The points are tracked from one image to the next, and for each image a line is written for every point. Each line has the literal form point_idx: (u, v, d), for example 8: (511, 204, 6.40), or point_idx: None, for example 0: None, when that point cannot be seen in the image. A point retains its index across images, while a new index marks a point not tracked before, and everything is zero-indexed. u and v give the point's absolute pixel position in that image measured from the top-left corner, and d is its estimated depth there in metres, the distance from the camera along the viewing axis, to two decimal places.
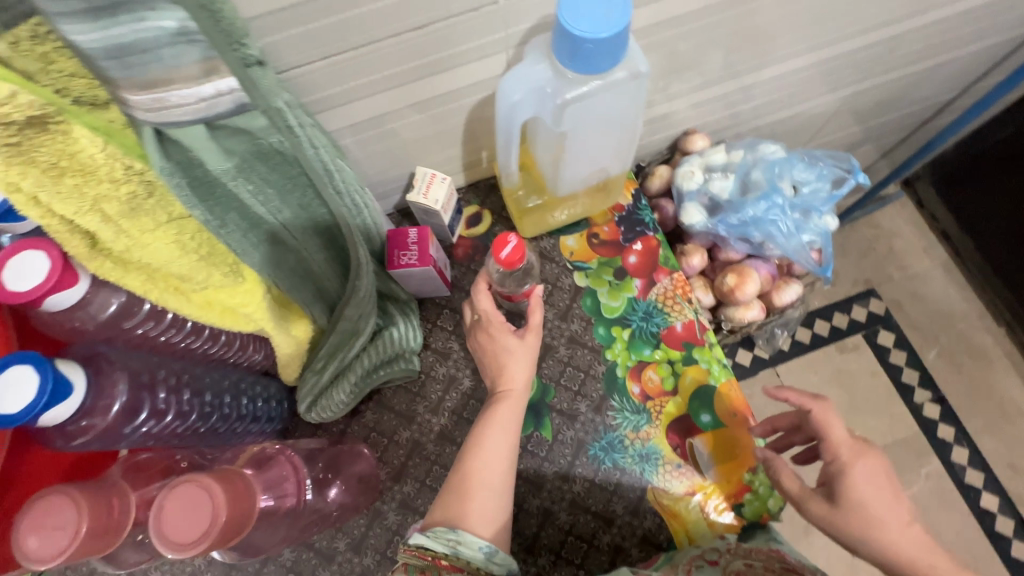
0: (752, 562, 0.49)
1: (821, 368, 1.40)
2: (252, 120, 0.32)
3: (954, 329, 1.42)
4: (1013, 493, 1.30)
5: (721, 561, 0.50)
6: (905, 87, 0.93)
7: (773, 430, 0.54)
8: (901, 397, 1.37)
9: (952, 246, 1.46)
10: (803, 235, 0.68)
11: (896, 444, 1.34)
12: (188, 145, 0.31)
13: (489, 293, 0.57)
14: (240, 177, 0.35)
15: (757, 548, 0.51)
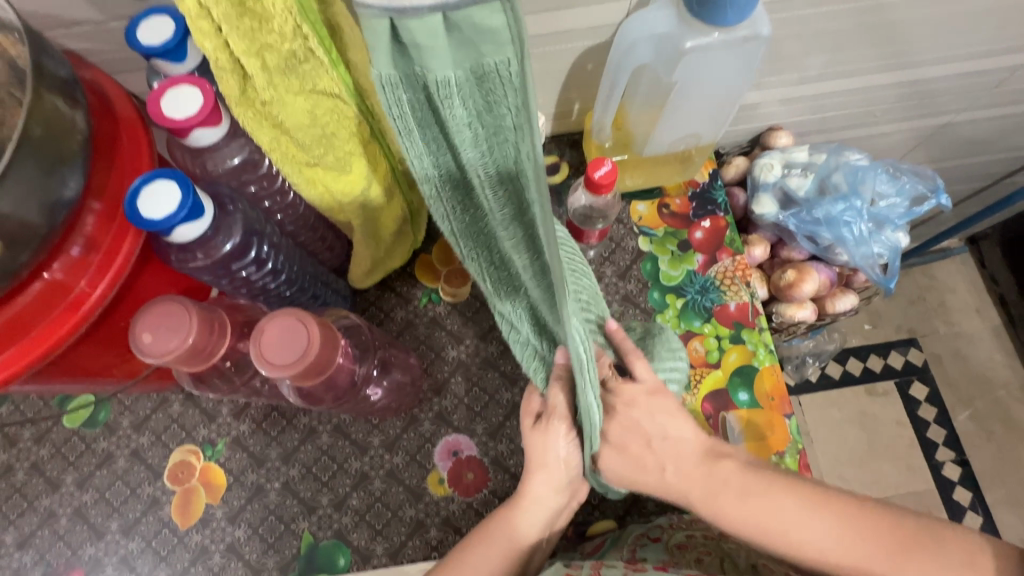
0: (693, 533, 0.54)
1: (844, 405, 1.39)
2: (490, 16, 0.21)
3: (992, 395, 1.38)
4: None
5: (663, 537, 0.53)
6: (1000, 131, 0.91)
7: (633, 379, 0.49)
8: (922, 451, 1.35)
9: (1007, 311, 1.42)
10: (873, 245, 0.69)
11: (906, 495, 1.31)
12: (414, 43, 0.22)
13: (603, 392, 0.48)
14: (454, 99, 0.24)
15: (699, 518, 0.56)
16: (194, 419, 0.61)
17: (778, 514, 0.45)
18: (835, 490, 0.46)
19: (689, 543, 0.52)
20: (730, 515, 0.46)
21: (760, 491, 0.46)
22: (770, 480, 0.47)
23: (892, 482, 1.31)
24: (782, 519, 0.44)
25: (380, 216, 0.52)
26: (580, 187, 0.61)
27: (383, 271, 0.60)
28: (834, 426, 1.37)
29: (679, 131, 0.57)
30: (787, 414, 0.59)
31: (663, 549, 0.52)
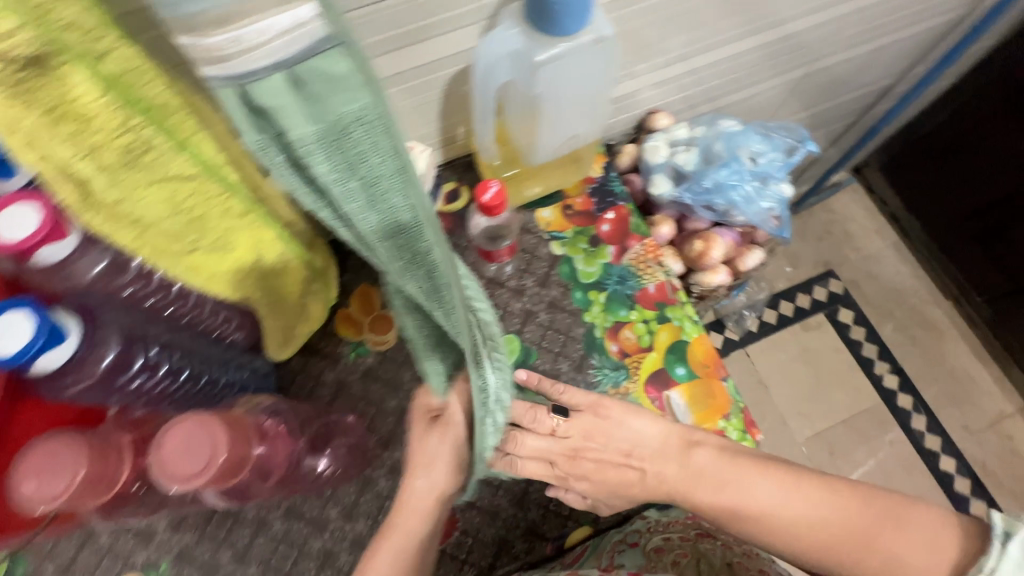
0: (670, 536, 0.58)
1: (787, 346, 1.47)
2: (336, 65, 0.23)
3: (907, 304, 1.51)
4: (968, 455, 1.39)
5: (640, 541, 0.57)
6: (851, 70, 1.00)
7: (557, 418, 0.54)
8: (862, 370, 1.45)
9: (899, 227, 1.56)
10: (763, 201, 0.74)
11: (860, 413, 1.41)
12: (265, 106, 0.24)
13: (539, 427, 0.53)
14: (318, 155, 0.26)
15: (674, 519, 0.60)
16: (127, 545, 0.55)
17: (754, 494, 0.49)
18: (813, 472, 0.50)
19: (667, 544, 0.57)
20: (709, 503, 0.51)
21: (726, 478, 0.50)
22: (756, 463, 0.51)
23: (845, 406, 1.41)
24: (751, 498, 0.49)
25: (281, 281, 0.51)
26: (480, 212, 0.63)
27: (303, 334, 0.58)
28: (782, 368, 1.45)
29: (560, 137, 0.59)
30: (723, 377, 0.62)
31: (641, 554, 0.56)
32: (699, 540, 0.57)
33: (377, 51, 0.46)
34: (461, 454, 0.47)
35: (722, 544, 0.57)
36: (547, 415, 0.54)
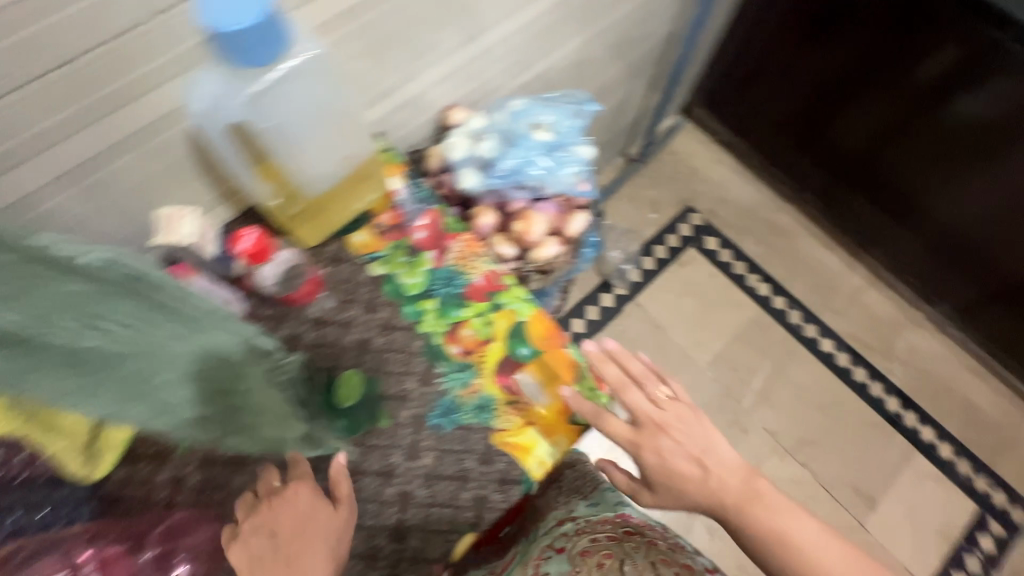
0: (598, 536, 0.58)
1: (673, 285, 1.64)
2: None
3: (757, 215, 1.73)
4: (840, 330, 1.62)
5: (567, 546, 0.58)
6: (635, 24, 1.12)
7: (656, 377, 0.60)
8: (738, 286, 1.65)
9: (738, 156, 1.78)
10: (566, 167, 0.78)
11: (749, 324, 1.62)
12: None
13: (639, 396, 0.58)
14: None
15: (605, 519, 0.60)
16: None
17: (796, 527, 0.51)
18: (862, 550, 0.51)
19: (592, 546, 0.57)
20: (758, 521, 0.52)
21: (777, 509, 0.52)
22: (808, 518, 0.52)
23: (731, 323, 1.61)
24: (794, 531, 0.51)
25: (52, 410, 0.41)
26: (265, 262, 0.59)
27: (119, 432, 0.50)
28: (673, 305, 1.62)
29: (330, 160, 0.58)
30: (565, 344, 0.63)
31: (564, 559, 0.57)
32: (624, 541, 0.56)
33: (16, 191, 0.43)
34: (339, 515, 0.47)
35: (657, 542, 0.55)
36: (659, 389, 0.59)
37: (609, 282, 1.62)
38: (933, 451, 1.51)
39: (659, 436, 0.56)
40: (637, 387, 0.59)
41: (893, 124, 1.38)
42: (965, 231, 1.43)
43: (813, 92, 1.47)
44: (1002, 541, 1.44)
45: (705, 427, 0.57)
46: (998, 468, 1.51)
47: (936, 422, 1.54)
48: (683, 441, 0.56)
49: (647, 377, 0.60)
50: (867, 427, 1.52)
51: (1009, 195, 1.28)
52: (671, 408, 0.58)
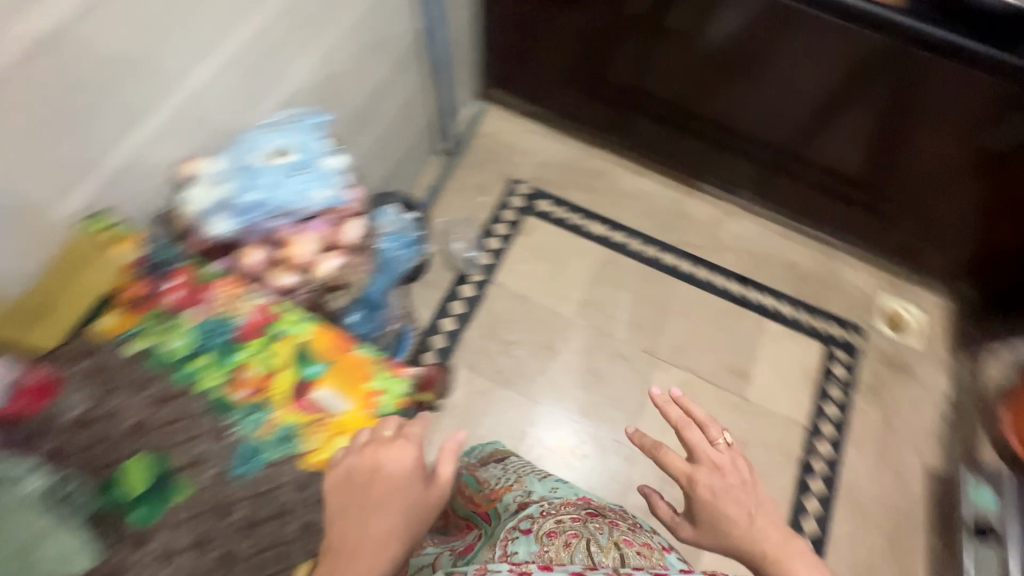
0: (563, 518, 0.96)
1: (523, 255, 1.74)
2: None
3: (574, 167, 1.89)
4: (672, 241, 1.80)
5: (534, 527, 0.95)
6: (374, 27, 1.17)
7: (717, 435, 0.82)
8: (578, 235, 1.78)
9: (545, 120, 1.94)
10: (318, 181, 0.78)
11: (598, 263, 1.75)
12: None
13: (698, 441, 0.81)
14: None
15: (565, 501, 1.02)
16: None
17: None
18: None
19: (557, 527, 0.93)
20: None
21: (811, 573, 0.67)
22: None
23: (581, 270, 1.73)
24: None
25: None
26: None
27: None
28: (528, 272, 1.72)
29: None
30: (352, 346, 0.66)
31: (531, 537, 0.92)
32: (587, 519, 0.95)
33: None
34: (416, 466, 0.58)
35: (609, 520, 0.97)
36: (721, 436, 0.83)
37: (462, 274, 1.68)
38: (777, 313, 1.72)
39: (702, 475, 0.79)
40: (708, 437, 0.82)
41: (639, 44, 1.56)
42: (730, 119, 1.63)
43: (571, 35, 1.63)
44: (849, 365, 1.68)
45: (753, 485, 0.78)
46: (830, 307, 1.75)
47: (772, 289, 1.76)
48: (732, 487, 0.77)
49: (709, 424, 0.83)
50: (722, 314, 1.70)
51: (746, 75, 1.50)
52: (723, 452, 0.81)
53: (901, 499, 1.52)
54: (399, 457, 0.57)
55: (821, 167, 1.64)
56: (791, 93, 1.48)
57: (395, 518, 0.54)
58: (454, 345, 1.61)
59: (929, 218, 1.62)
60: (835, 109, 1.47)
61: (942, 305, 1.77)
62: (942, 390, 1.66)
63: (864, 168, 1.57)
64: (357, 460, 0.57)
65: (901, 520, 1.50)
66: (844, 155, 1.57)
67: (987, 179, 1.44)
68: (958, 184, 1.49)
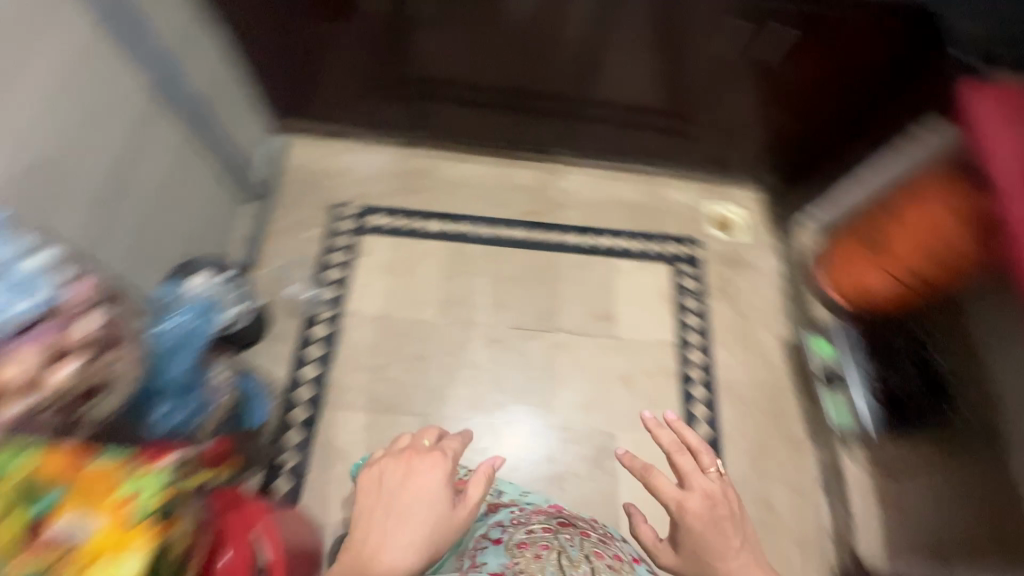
0: (532, 527, 1.07)
1: (369, 275, 1.69)
2: None
3: (395, 173, 1.85)
4: (508, 215, 1.83)
5: (503, 538, 1.04)
6: (83, 91, 1.04)
7: (710, 465, 0.96)
8: (419, 238, 1.76)
9: (351, 134, 1.87)
10: (20, 284, 0.69)
11: (446, 259, 1.74)
12: None
13: (699, 479, 0.94)
14: None
15: (539, 512, 1.14)
16: None
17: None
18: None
19: (528, 539, 1.01)
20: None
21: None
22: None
23: (432, 271, 1.71)
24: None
25: None
26: None
27: None
28: (379, 291, 1.67)
29: None
30: (89, 463, 0.62)
31: (500, 548, 1.01)
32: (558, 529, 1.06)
33: None
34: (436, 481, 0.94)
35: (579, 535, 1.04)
36: (717, 468, 0.97)
37: (310, 316, 1.60)
38: (621, 250, 1.82)
39: (686, 508, 0.91)
40: (699, 467, 0.96)
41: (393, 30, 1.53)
42: (513, 80, 1.65)
43: (330, 42, 1.56)
44: (696, 274, 1.82)
45: (743, 524, 0.92)
46: (665, 229, 1.88)
47: (612, 230, 1.85)
48: (722, 517, 0.90)
49: (705, 456, 0.97)
50: (575, 268, 1.77)
51: (508, 46, 1.55)
52: (711, 480, 0.95)
53: (770, 375, 1.68)
54: (435, 462, 0.96)
55: (612, 102, 1.69)
56: (551, 38, 1.52)
57: (423, 522, 0.87)
58: (324, 391, 1.52)
59: (722, 123, 1.72)
60: (595, 42, 1.52)
61: (756, 196, 1.95)
62: (775, 267, 1.84)
63: (647, 93, 1.65)
64: (397, 466, 0.94)
65: (775, 393, 1.65)
66: (629, 92, 1.64)
67: (749, 79, 1.56)
68: (729, 84, 1.58)
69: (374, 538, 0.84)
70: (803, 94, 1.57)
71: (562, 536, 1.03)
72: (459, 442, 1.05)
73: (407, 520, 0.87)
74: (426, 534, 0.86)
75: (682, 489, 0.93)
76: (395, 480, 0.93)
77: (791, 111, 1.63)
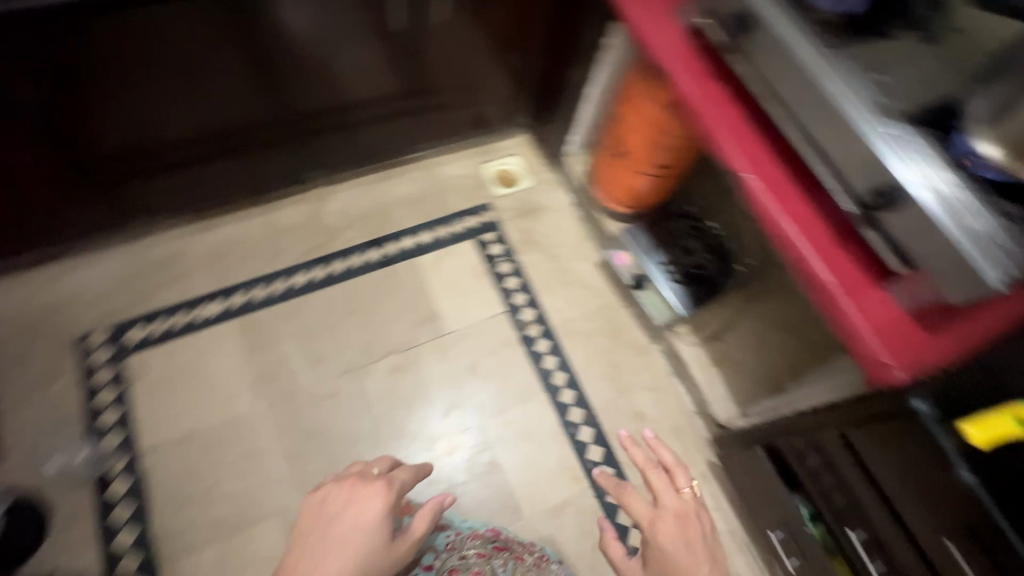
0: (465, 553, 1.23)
1: (156, 396, 1.45)
2: None
3: (140, 273, 1.59)
4: (289, 262, 1.68)
5: (434, 564, 1.20)
6: None
7: (685, 479, 1.12)
8: (197, 329, 1.54)
9: (65, 252, 1.56)
10: None
11: (239, 337, 1.55)
12: None
13: (670, 492, 1.09)
14: None
15: (478, 534, 1.30)
16: None
17: None
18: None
19: (461, 564, 1.20)
20: None
21: None
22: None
23: (227, 357, 1.52)
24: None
25: None
26: None
27: None
28: (175, 407, 1.45)
29: None
30: None
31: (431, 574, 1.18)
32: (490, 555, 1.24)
33: None
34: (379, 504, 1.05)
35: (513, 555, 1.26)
36: (688, 481, 1.12)
37: (99, 477, 1.35)
38: (420, 246, 1.77)
39: (661, 532, 1.03)
40: (678, 482, 1.11)
41: (37, 130, 1.21)
42: (238, 120, 1.45)
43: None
44: (499, 237, 1.82)
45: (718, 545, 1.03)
46: (454, 207, 1.86)
47: (404, 230, 1.79)
48: (692, 538, 1.02)
49: (677, 468, 1.13)
50: (381, 284, 1.69)
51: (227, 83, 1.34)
52: (685, 498, 1.09)
53: (597, 299, 1.75)
54: (379, 490, 1.07)
55: (341, 100, 1.55)
56: (228, 63, 1.30)
57: (351, 549, 0.97)
58: (152, 545, 1.31)
59: (459, 80, 1.67)
60: (278, 48, 1.32)
61: (526, 141, 2.01)
62: (566, 200, 1.91)
63: (368, 74, 1.51)
64: (338, 491, 1.06)
65: (607, 314, 1.74)
66: (372, 85, 1.55)
67: (483, 34, 1.55)
68: (440, 37, 1.49)
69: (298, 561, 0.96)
70: (525, 35, 1.60)
71: (495, 562, 1.23)
72: (411, 473, 1.18)
73: (339, 545, 0.97)
74: (354, 564, 0.96)
75: (656, 505, 1.08)
76: (339, 501, 1.04)
77: (511, 45, 1.61)
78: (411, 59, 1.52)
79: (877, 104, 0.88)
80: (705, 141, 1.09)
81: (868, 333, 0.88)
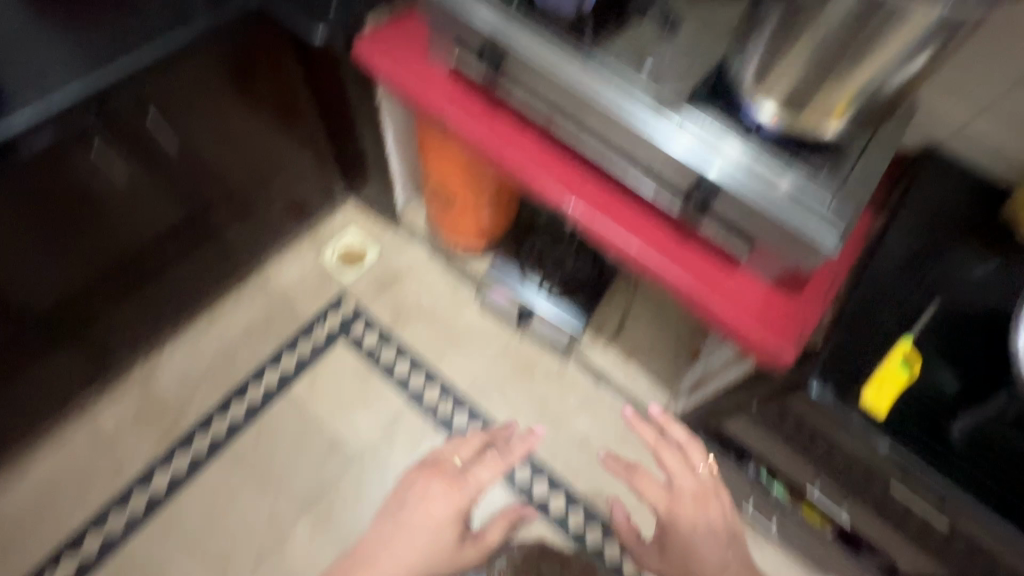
0: None
1: None
2: None
3: None
4: (142, 467, 1.41)
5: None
6: None
7: (706, 458, 1.01)
8: None
9: None
10: None
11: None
12: None
13: (692, 472, 0.98)
14: None
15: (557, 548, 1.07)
16: None
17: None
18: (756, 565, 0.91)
19: None
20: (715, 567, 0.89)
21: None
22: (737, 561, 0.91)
23: None
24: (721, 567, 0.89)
25: None
26: None
27: None
28: None
29: None
30: None
31: None
32: None
33: None
34: (454, 504, 0.92)
35: None
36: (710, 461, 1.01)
37: None
38: (287, 375, 1.55)
39: (679, 519, 0.93)
40: (695, 458, 1.00)
41: None
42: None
43: None
44: (369, 324, 1.64)
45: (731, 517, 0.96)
46: (308, 312, 1.64)
47: (261, 366, 1.55)
48: (709, 514, 0.93)
49: (694, 444, 1.01)
50: (260, 440, 1.47)
51: None
52: (705, 478, 0.98)
53: (495, 341, 1.64)
54: (449, 489, 0.93)
55: (113, 249, 1.25)
56: None
57: (414, 549, 0.88)
58: None
59: (253, 168, 1.40)
60: None
61: (356, 206, 1.82)
62: (424, 251, 1.76)
63: (126, 208, 1.21)
64: (423, 480, 0.95)
65: (510, 352, 1.63)
66: (146, 215, 1.26)
67: (258, 109, 1.29)
68: (190, 132, 1.19)
69: (381, 540, 0.89)
70: (295, 93, 1.34)
71: None
72: (501, 463, 0.96)
73: (406, 536, 0.89)
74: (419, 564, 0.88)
75: (670, 484, 0.97)
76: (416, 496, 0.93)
77: (285, 117, 1.36)
78: (169, 169, 1.22)
79: (656, 97, 0.81)
80: (517, 181, 0.99)
81: (749, 323, 0.85)
